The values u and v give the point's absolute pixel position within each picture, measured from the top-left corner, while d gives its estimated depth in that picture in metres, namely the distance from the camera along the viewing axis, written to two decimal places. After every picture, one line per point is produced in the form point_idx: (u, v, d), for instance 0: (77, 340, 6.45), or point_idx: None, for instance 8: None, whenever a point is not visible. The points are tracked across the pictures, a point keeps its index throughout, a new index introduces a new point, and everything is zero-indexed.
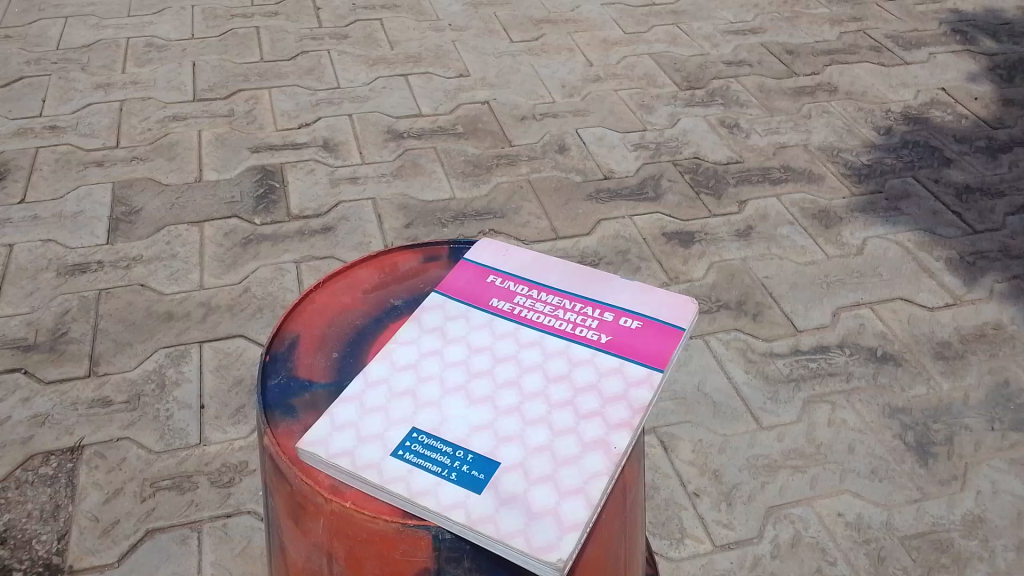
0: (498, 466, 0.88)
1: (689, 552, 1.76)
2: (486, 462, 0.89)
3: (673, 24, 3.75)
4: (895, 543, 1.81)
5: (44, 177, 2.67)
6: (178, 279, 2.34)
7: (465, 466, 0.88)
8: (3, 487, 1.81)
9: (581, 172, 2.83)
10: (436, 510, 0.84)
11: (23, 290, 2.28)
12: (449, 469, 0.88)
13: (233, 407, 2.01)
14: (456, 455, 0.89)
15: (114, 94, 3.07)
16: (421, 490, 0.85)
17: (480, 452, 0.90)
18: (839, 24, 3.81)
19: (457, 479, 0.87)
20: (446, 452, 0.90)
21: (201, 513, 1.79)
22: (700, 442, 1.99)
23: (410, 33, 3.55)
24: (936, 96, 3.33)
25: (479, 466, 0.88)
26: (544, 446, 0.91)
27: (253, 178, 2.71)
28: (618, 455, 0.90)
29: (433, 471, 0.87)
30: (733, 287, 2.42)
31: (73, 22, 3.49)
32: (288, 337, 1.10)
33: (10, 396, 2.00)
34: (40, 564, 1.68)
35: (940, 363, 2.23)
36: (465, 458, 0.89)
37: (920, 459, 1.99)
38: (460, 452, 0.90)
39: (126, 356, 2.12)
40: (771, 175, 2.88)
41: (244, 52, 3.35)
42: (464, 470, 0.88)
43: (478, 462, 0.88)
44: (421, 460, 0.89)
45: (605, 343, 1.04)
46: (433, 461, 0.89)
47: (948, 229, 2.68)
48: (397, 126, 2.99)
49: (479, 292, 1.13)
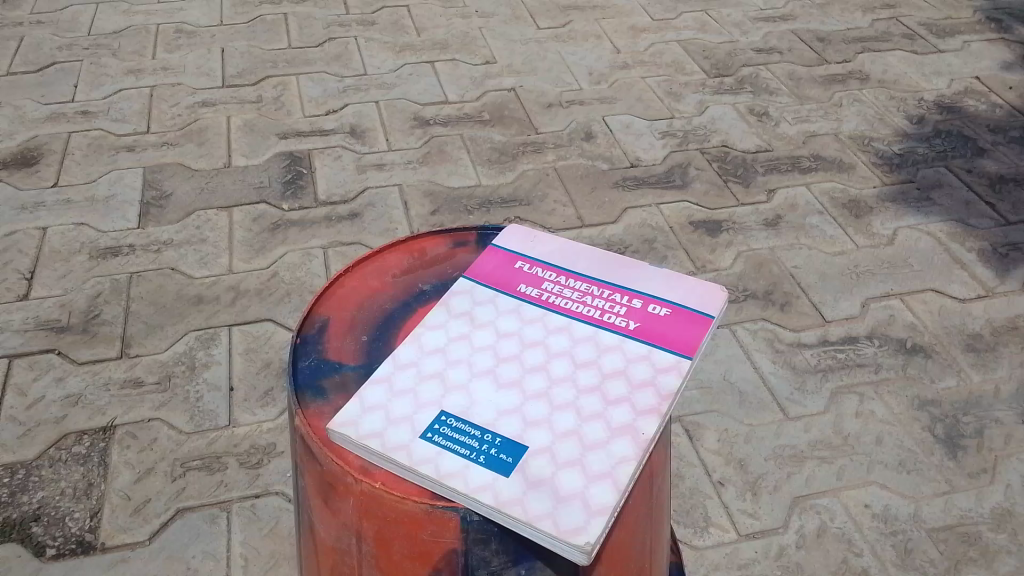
0: (526, 450, 0.89)
1: (713, 541, 1.76)
2: (514, 446, 0.89)
3: (702, 10, 3.72)
4: (922, 535, 1.80)
5: (76, 161, 2.70)
6: (207, 263, 2.36)
7: (494, 449, 0.88)
8: (37, 465, 1.85)
9: (607, 160, 2.82)
10: (466, 491, 0.84)
11: (57, 273, 2.31)
12: (478, 452, 0.88)
13: (261, 389, 2.03)
14: (485, 438, 0.90)
15: (144, 80, 3.10)
16: (450, 472, 0.86)
17: (508, 436, 0.90)
18: (872, 11, 3.75)
19: (486, 462, 0.87)
20: (475, 435, 0.90)
21: (230, 493, 1.81)
22: (726, 431, 1.98)
23: (437, 20, 3.54)
24: (971, 85, 3.27)
25: (507, 450, 0.88)
26: (571, 430, 0.91)
27: (281, 164, 2.73)
28: (646, 439, 0.90)
29: (462, 454, 0.88)
30: (761, 276, 2.40)
31: (104, 8, 3.53)
32: (318, 320, 1.12)
33: (44, 376, 2.04)
34: (73, 541, 1.72)
35: (971, 355, 2.20)
36: (493, 441, 0.89)
37: (948, 452, 1.97)
38: (489, 435, 0.90)
39: (157, 338, 2.14)
40: (800, 164, 2.84)
41: (272, 38, 3.36)
42: (493, 453, 0.88)
43: (506, 446, 0.89)
44: (450, 442, 0.89)
45: (633, 330, 1.04)
46: (463, 444, 0.89)
47: (981, 220, 2.63)
48: (423, 113, 2.99)
49: (507, 277, 1.13)
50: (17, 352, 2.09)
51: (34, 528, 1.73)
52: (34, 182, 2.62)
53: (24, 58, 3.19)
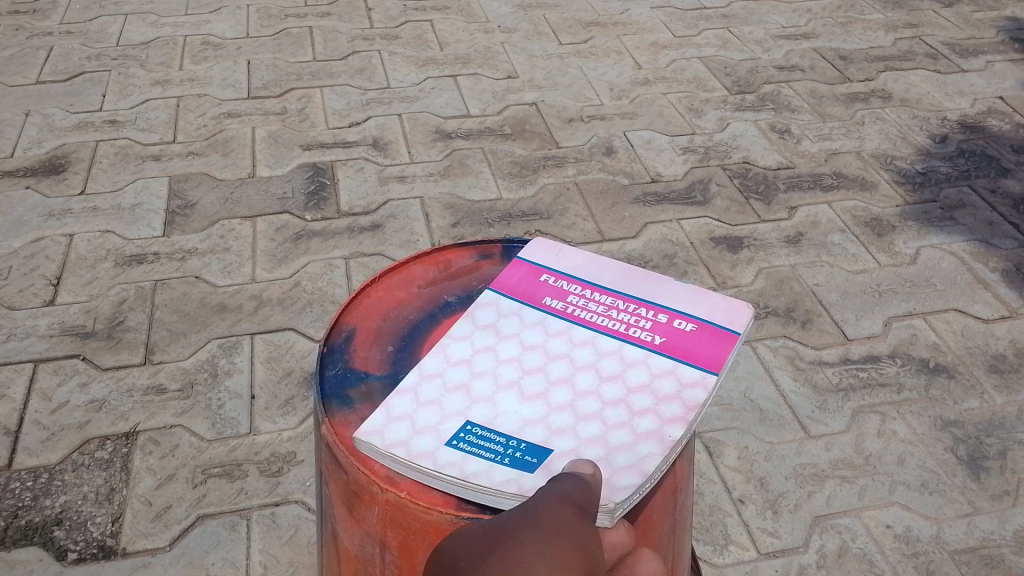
0: (551, 453, 0.89)
1: (733, 559, 1.75)
2: (538, 449, 0.90)
3: (723, 28, 3.72)
4: (944, 557, 1.78)
5: (103, 169, 2.74)
6: (231, 272, 2.39)
7: (518, 452, 0.89)
8: (60, 469, 1.87)
9: (628, 175, 2.82)
10: (490, 490, 0.85)
11: (83, 279, 2.34)
12: (502, 454, 0.89)
13: (282, 398, 2.05)
14: (509, 443, 0.90)
15: (171, 91, 3.14)
16: (475, 473, 0.87)
17: (533, 443, 0.91)
18: (894, 30, 3.74)
19: (510, 463, 0.88)
20: (499, 441, 0.91)
21: (250, 501, 1.82)
22: (746, 449, 1.97)
23: (460, 35, 3.57)
24: (994, 105, 3.26)
25: (532, 452, 0.90)
26: (596, 437, 0.91)
27: (304, 175, 2.75)
28: (671, 445, 0.90)
29: (486, 457, 0.88)
30: (782, 294, 2.39)
31: (133, 20, 3.59)
32: (345, 330, 1.13)
33: (69, 381, 2.06)
34: (94, 546, 1.73)
35: (994, 376, 2.18)
36: (517, 446, 0.90)
37: (971, 474, 1.95)
38: (514, 441, 0.91)
39: (180, 345, 2.16)
40: (822, 182, 2.84)
41: (297, 51, 3.40)
42: (517, 455, 0.89)
43: (530, 449, 0.90)
44: (475, 448, 0.90)
45: (659, 345, 1.04)
46: (487, 449, 0.90)
47: (1004, 240, 2.61)
48: (445, 126, 3.01)
49: (534, 290, 1.14)
50: (43, 357, 2.11)
51: (57, 532, 1.75)
52: (61, 190, 2.65)
53: (54, 67, 3.25)
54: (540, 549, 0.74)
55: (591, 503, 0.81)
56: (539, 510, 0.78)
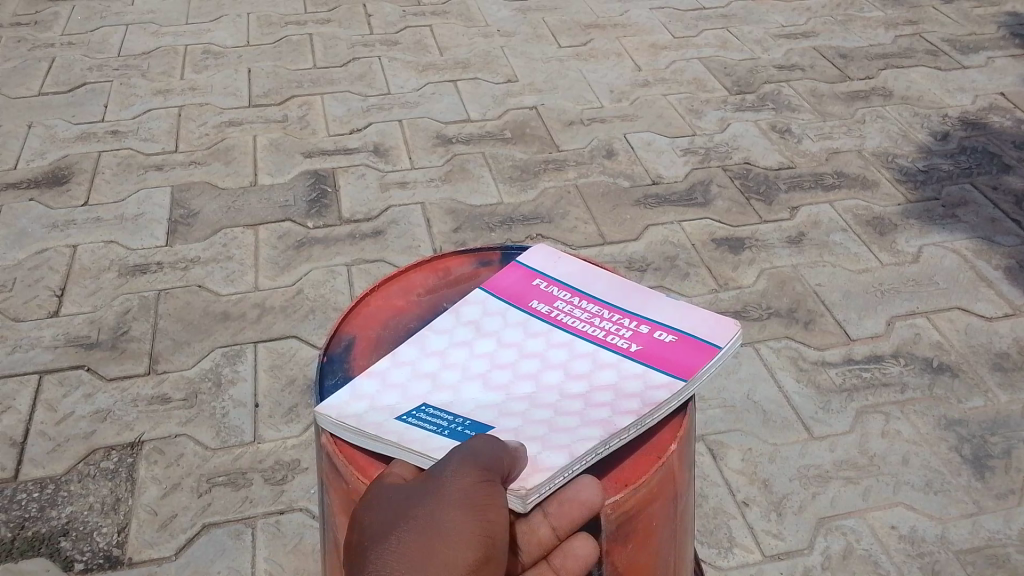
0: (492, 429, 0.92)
1: (737, 562, 1.75)
2: (479, 425, 0.93)
3: (723, 28, 3.72)
4: (950, 558, 1.77)
5: (106, 180, 2.76)
6: (233, 281, 2.40)
7: (459, 426, 0.92)
8: (66, 480, 1.88)
9: (629, 177, 2.83)
10: (422, 452, 0.88)
11: (87, 289, 2.35)
12: (445, 427, 0.92)
13: (286, 406, 2.05)
14: (454, 420, 0.94)
15: (173, 100, 3.15)
16: (413, 439, 0.90)
17: (481, 422, 0.93)
18: (894, 28, 3.74)
19: (450, 435, 0.91)
20: (445, 417, 0.94)
21: (255, 509, 1.83)
22: (750, 451, 1.97)
23: (460, 39, 3.58)
24: (995, 101, 3.25)
25: (472, 427, 0.92)
26: (544, 420, 0.93)
27: (306, 182, 2.76)
28: (616, 430, 0.90)
29: (429, 428, 0.92)
30: (784, 294, 2.39)
31: (133, 29, 3.60)
32: (345, 338, 1.13)
33: (74, 392, 2.07)
34: (100, 556, 1.74)
35: (998, 374, 2.18)
36: (461, 422, 0.93)
37: (975, 473, 1.94)
38: (460, 419, 0.94)
39: (184, 354, 2.17)
40: (823, 181, 2.84)
41: (298, 58, 3.41)
42: (458, 428, 0.92)
43: (472, 425, 0.93)
44: (421, 421, 0.93)
45: (634, 352, 1.04)
46: (432, 422, 0.93)
47: (1007, 237, 2.61)
48: (446, 131, 3.02)
49: (522, 292, 1.15)
50: (48, 368, 2.12)
51: (63, 542, 1.76)
52: (64, 201, 2.67)
53: (56, 78, 3.26)
54: (443, 522, 0.80)
55: (501, 465, 0.83)
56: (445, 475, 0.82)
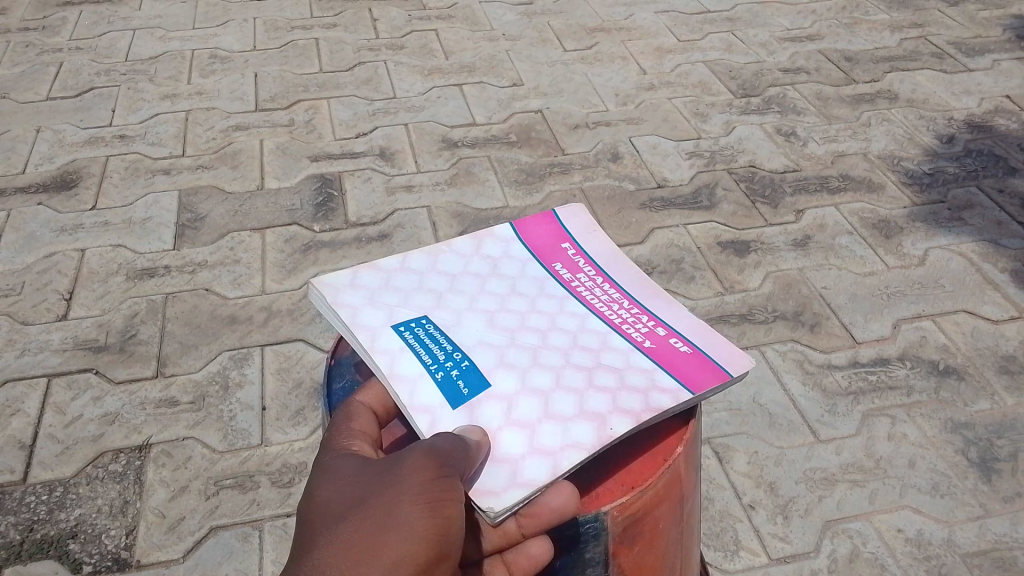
0: (486, 388, 0.95)
1: (743, 565, 1.75)
2: (475, 379, 0.96)
3: (728, 31, 3.73)
4: (956, 561, 1.77)
5: (114, 184, 2.77)
6: (240, 284, 2.41)
7: (454, 370, 0.96)
8: (75, 482, 1.89)
9: (634, 180, 2.83)
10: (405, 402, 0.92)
11: (95, 293, 2.37)
12: (437, 365, 0.96)
13: (293, 409, 2.06)
14: (452, 356, 0.98)
15: (180, 104, 3.17)
16: (400, 375, 0.95)
17: (477, 366, 0.97)
18: (899, 30, 3.74)
19: (440, 379, 0.95)
20: (442, 349, 0.99)
21: (262, 512, 1.84)
22: (756, 454, 1.97)
23: (465, 43, 3.59)
24: (1001, 104, 3.24)
25: (465, 380, 0.96)
26: (539, 391, 0.95)
27: (312, 186, 2.77)
28: (608, 437, 0.89)
29: (421, 360, 0.97)
30: (790, 297, 2.39)
31: (140, 34, 3.62)
32: None
33: (82, 395, 2.08)
34: (108, 558, 1.75)
35: (1005, 377, 2.17)
36: (457, 363, 0.97)
37: (982, 476, 1.94)
38: (457, 356, 0.98)
39: (191, 357, 2.18)
40: (828, 184, 2.84)
41: (304, 63, 3.43)
42: (451, 374, 0.96)
43: (466, 375, 0.96)
44: (417, 344, 0.99)
45: (646, 347, 1.02)
46: (427, 351, 0.98)
47: (1013, 240, 2.60)
48: (451, 135, 3.03)
49: (550, 251, 1.17)
50: (56, 371, 2.14)
51: (72, 545, 1.77)
52: (72, 205, 2.68)
53: (64, 83, 3.28)
54: (396, 513, 0.79)
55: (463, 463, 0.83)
56: (404, 465, 0.82)
